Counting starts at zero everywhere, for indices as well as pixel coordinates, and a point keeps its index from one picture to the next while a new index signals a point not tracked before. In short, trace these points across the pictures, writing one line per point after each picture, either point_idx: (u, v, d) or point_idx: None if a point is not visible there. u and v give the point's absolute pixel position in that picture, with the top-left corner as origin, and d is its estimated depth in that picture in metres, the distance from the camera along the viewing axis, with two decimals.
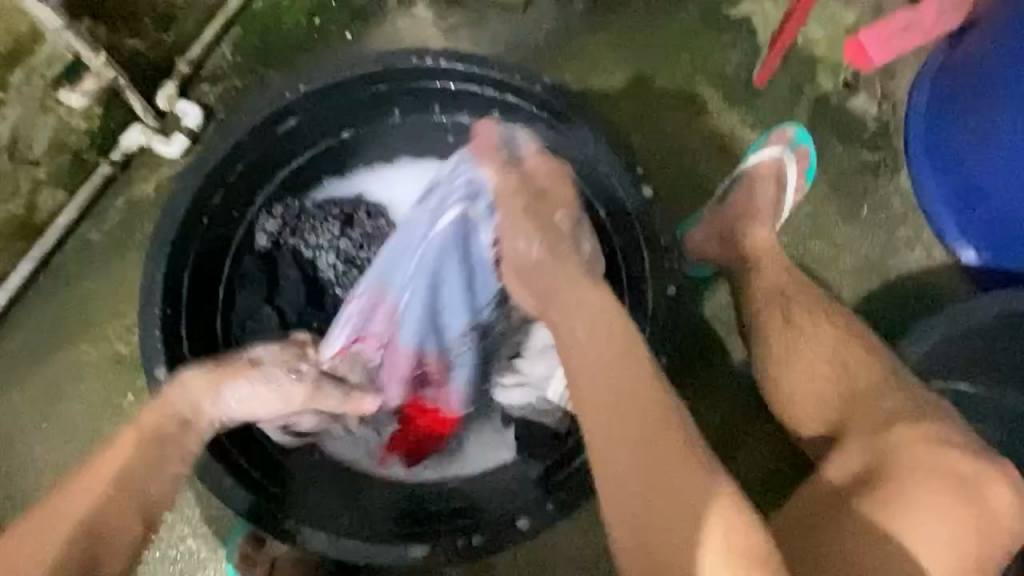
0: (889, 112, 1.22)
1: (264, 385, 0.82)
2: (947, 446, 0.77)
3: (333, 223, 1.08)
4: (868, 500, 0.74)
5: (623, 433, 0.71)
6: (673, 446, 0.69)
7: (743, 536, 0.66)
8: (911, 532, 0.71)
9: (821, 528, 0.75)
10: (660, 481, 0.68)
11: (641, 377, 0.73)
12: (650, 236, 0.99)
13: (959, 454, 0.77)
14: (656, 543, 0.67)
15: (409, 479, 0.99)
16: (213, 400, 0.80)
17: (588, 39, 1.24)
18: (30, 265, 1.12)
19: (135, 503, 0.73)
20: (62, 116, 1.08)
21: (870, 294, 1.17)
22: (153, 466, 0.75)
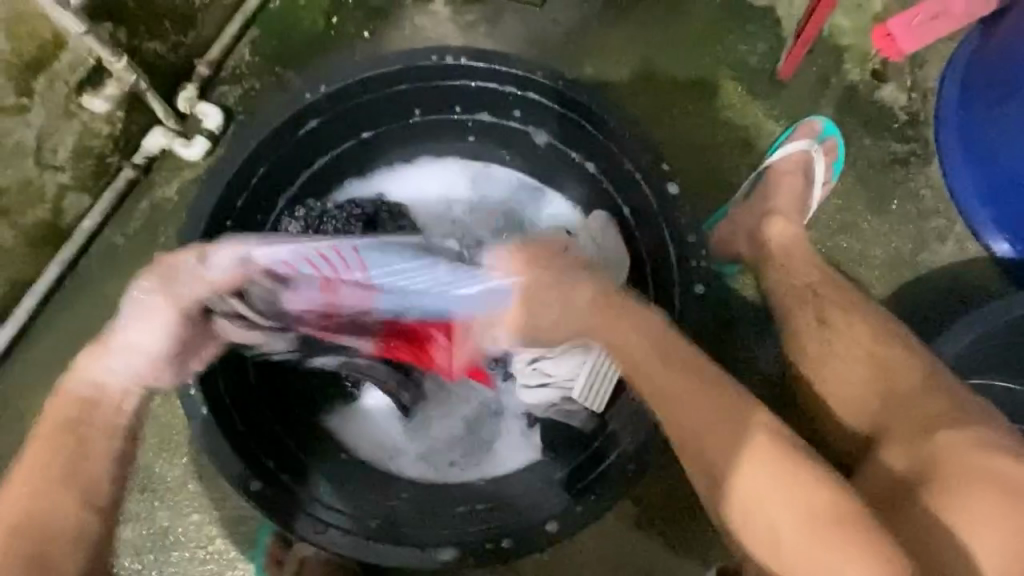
0: (918, 101, 1.19)
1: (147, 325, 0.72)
2: (995, 450, 0.75)
3: (355, 224, 1.04)
4: (920, 504, 0.74)
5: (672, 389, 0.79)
6: (701, 388, 0.78)
7: (793, 477, 0.71)
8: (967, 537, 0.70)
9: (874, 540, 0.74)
10: (712, 424, 0.76)
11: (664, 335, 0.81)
12: (678, 234, 0.96)
13: (1006, 458, 0.75)
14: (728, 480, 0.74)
15: (434, 478, 1.01)
16: (101, 369, 0.71)
17: (608, 33, 1.22)
18: (57, 270, 1.14)
19: (80, 490, 0.69)
20: (86, 120, 1.08)
21: (902, 288, 1.15)
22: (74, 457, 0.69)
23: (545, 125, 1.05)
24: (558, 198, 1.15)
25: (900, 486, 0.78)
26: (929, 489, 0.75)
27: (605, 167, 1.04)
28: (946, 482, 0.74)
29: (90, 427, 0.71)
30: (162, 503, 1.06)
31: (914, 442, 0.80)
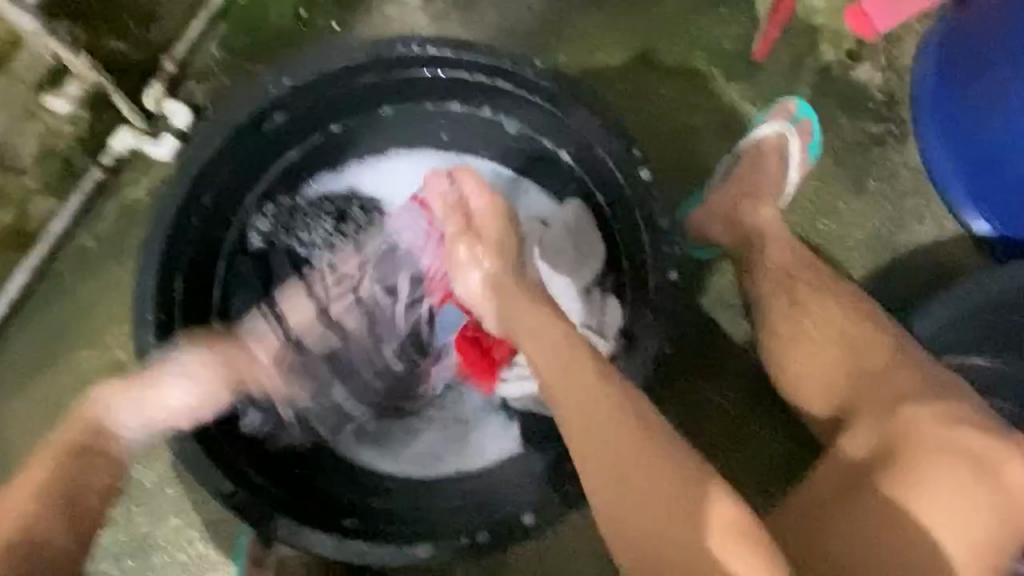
0: (894, 81, 1.18)
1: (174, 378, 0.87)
2: (962, 424, 0.77)
3: (326, 218, 1.10)
4: (880, 481, 0.74)
5: (591, 418, 0.73)
6: (603, 416, 0.73)
7: (728, 535, 0.66)
8: (936, 514, 0.71)
9: (845, 503, 0.75)
10: (624, 471, 0.70)
11: (608, 404, 0.73)
12: (648, 220, 0.96)
13: (971, 431, 0.77)
14: (634, 509, 0.69)
15: (424, 475, 1.00)
16: (113, 410, 0.86)
17: (579, 18, 1.21)
18: (26, 275, 1.11)
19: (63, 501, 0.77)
20: (48, 121, 1.06)
21: (881, 269, 1.14)
22: (83, 472, 0.81)
23: (519, 114, 1.04)
24: (533, 187, 1.12)
25: (863, 464, 0.77)
26: (895, 467, 0.75)
27: (582, 158, 1.02)
28: (917, 457, 0.74)
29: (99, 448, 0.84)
30: (141, 508, 1.04)
31: (881, 419, 0.81)
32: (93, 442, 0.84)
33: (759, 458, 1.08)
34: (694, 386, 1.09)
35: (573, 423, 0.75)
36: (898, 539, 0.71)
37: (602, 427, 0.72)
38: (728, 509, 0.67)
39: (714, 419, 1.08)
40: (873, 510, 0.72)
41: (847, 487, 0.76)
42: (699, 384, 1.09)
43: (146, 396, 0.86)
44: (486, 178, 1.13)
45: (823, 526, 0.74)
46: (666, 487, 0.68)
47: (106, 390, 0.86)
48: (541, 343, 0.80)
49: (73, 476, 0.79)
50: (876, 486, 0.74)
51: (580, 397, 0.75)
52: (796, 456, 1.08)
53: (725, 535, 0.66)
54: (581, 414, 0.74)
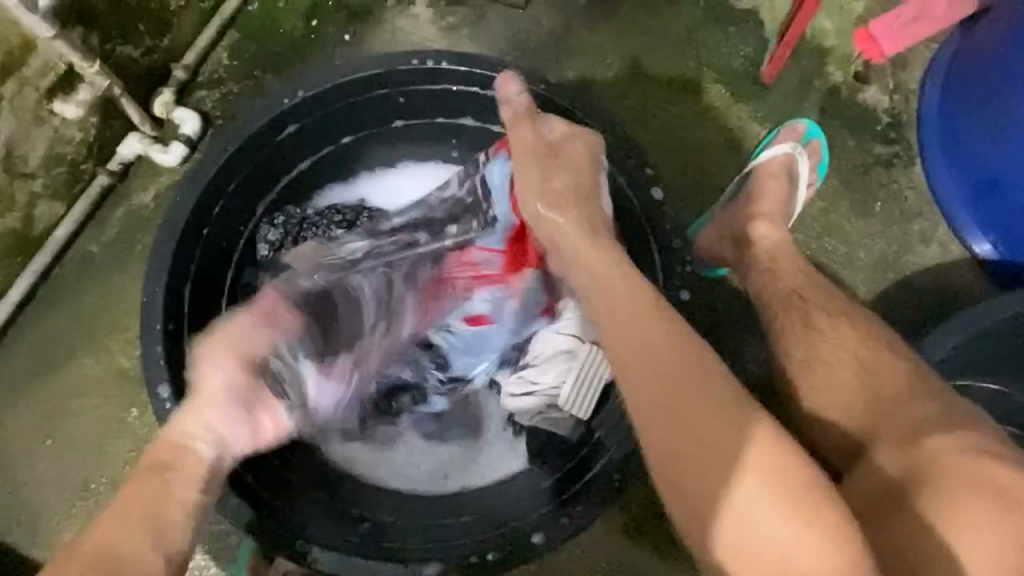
0: (901, 103, 1.19)
1: (214, 418, 0.78)
2: (991, 456, 0.76)
3: (337, 229, 1.07)
4: (907, 512, 0.75)
5: (659, 368, 0.78)
6: (660, 351, 0.79)
7: (775, 458, 0.69)
8: (967, 542, 0.70)
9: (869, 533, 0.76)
10: (687, 402, 0.75)
11: (658, 340, 0.80)
12: (661, 237, 0.97)
13: (1001, 466, 0.75)
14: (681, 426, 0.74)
15: (436, 490, 1.01)
16: (201, 437, 0.77)
17: (590, 35, 1.21)
18: (31, 279, 1.10)
19: (151, 532, 0.68)
20: (57, 127, 1.05)
21: (886, 290, 1.15)
22: (155, 509, 0.70)
23: None
24: None
25: (888, 493, 0.78)
26: (918, 496, 0.75)
27: None
28: (938, 490, 0.75)
29: (175, 474, 0.73)
30: None
31: (902, 449, 0.81)
32: (178, 472, 0.74)
33: None
34: None
35: (634, 355, 0.80)
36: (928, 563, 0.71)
37: (670, 383, 0.76)
38: (773, 464, 0.68)
39: None
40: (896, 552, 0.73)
41: (872, 516, 0.78)
42: None
43: (201, 408, 0.79)
44: None
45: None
46: (714, 413, 0.73)
47: (182, 416, 0.78)
48: (631, 302, 0.84)
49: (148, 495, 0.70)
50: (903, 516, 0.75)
51: (633, 330, 0.82)
52: None
53: (770, 487, 0.67)
54: (643, 361, 0.79)
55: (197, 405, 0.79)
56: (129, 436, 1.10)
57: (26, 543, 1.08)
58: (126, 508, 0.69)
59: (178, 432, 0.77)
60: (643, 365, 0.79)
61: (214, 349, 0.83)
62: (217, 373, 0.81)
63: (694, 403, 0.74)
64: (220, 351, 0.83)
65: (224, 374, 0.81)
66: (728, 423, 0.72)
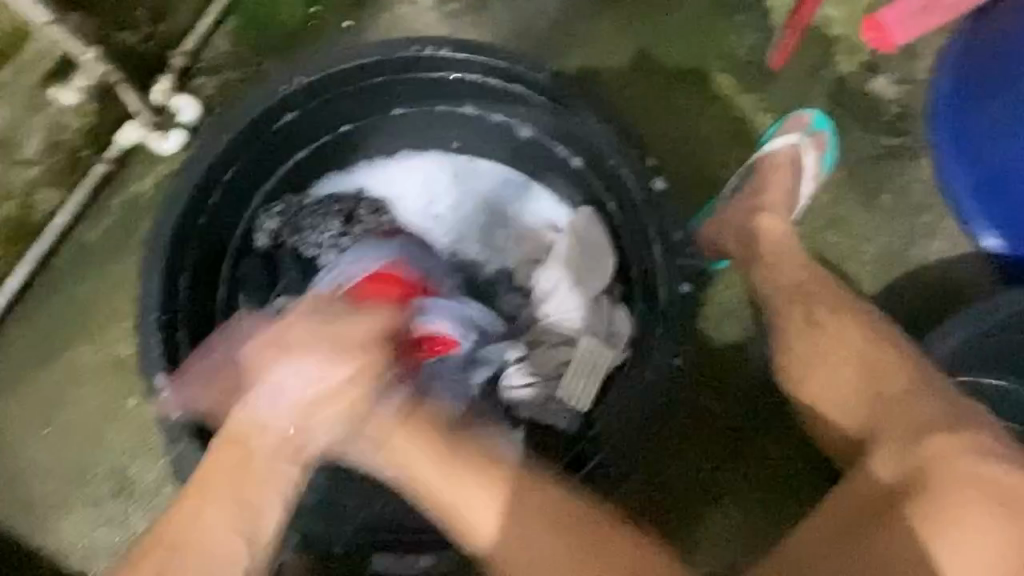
0: (910, 93, 1.17)
1: (270, 402, 0.87)
2: (991, 459, 0.76)
3: (334, 219, 1.08)
4: (905, 510, 0.74)
5: (539, 514, 0.86)
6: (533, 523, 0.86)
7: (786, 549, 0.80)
8: (954, 553, 0.71)
9: (864, 531, 0.76)
10: (564, 528, 0.85)
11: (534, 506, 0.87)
12: (661, 231, 0.95)
13: (1001, 468, 0.75)
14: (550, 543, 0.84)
15: None
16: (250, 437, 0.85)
17: (594, 23, 1.19)
18: (29, 267, 1.10)
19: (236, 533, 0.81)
20: (54, 115, 1.05)
21: (892, 284, 1.13)
22: (234, 510, 0.82)
23: (535, 119, 1.02)
24: (544, 195, 1.11)
25: (885, 492, 0.78)
26: (913, 497, 0.75)
27: (594, 166, 1.01)
28: (932, 492, 0.74)
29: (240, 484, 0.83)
30: None
31: (906, 447, 0.80)
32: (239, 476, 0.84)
33: (761, 472, 1.07)
34: (702, 400, 1.08)
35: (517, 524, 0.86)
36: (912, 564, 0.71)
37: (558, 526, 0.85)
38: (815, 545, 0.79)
39: (719, 432, 1.07)
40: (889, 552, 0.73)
41: (867, 517, 0.77)
42: (708, 399, 1.08)
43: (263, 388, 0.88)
44: (496, 183, 1.11)
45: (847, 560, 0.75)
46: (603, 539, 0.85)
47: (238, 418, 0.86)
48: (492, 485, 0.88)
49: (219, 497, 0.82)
50: (899, 514, 0.74)
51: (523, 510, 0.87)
52: (807, 473, 1.07)
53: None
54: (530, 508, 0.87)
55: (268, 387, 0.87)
56: (128, 425, 1.10)
57: (26, 531, 1.08)
58: (199, 511, 0.82)
59: (245, 419, 0.86)
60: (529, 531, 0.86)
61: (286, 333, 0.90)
62: (286, 371, 0.88)
63: (583, 532, 0.85)
64: (298, 350, 0.89)
65: (295, 376, 0.88)
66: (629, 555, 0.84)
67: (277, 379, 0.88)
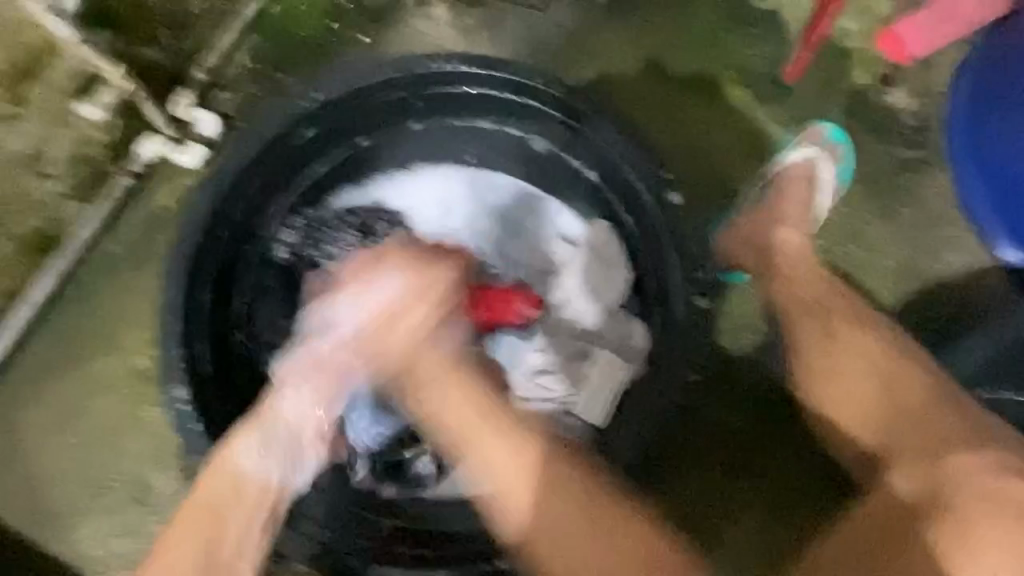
0: (927, 106, 1.16)
1: (290, 391, 0.92)
2: (1013, 476, 0.75)
3: (351, 232, 1.07)
4: (922, 527, 0.74)
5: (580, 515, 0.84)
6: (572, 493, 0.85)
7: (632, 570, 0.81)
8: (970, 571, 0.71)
9: (882, 545, 0.76)
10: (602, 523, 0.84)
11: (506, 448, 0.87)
12: (679, 242, 0.97)
13: (1023, 486, 0.74)
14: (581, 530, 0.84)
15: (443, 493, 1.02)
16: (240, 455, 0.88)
17: (610, 36, 1.20)
18: (53, 279, 1.12)
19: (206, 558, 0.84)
20: (82, 129, 1.07)
21: (912, 297, 1.12)
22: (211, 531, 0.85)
23: (550, 133, 1.03)
24: (563, 209, 1.11)
25: (901, 509, 0.78)
26: (933, 514, 0.75)
27: (609, 180, 1.01)
28: (951, 508, 0.74)
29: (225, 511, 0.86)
30: None
31: (923, 463, 0.80)
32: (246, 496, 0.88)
33: (779, 484, 1.06)
34: (715, 412, 1.08)
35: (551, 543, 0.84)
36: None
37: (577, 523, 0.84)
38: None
39: (734, 443, 1.07)
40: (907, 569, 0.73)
41: (885, 532, 0.77)
42: (721, 411, 1.08)
43: (286, 382, 0.92)
44: (511, 197, 1.12)
45: (867, 573, 0.75)
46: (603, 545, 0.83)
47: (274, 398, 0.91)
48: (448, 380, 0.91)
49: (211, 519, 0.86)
50: (918, 532, 0.74)
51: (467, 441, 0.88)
52: (824, 485, 1.06)
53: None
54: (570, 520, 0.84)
55: (288, 374, 0.92)
56: (148, 434, 1.12)
57: (47, 538, 1.10)
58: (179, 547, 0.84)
59: (239, 443, 0.88)
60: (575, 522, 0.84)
61: (293, 372, 0.92)
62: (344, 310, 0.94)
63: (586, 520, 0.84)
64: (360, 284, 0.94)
65: (295, 408, 0.91)
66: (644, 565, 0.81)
67: (294, 379, 0.92)
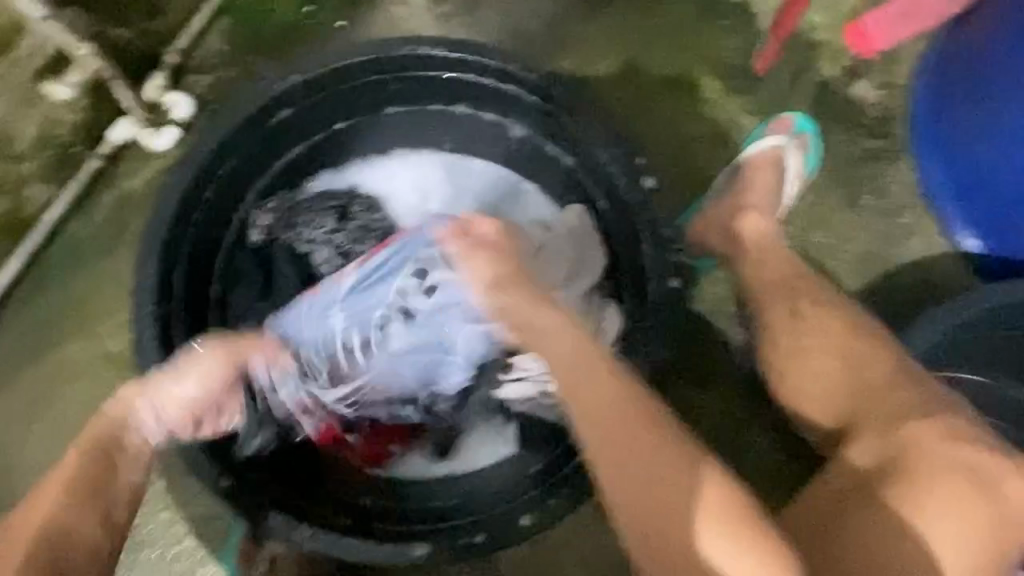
0: (890, 98, 1.20)
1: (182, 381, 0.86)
2: (966, 444, 0.80)
3: (329, 216, 1.08)
4: (884, 492, 0.77)
5: (629, 443, 0.76)
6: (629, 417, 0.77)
7: (715, 502, 0.73)
8: (935, 531, 0.73)
9: (845, 511, 0.78)
10: (648, 452, 0.76)
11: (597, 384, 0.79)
12: (652, 229, 0.97)
13: (973, 451, 0.79)
14: (631, 451, 0.76)
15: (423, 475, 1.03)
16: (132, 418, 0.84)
17: (584, 26, 1.22)
18: (18, 263, 1.10)
19: (92, 512, 0.75)
20: (50, 107, 1.07)
21: (875, 283, 1.16)
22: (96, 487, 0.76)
23: (525, 119, 1.04)
24: (535, 193, 1.13)
25: (864, 477, 0.80)
26: (895, 478, 0.78)
27: (583, 165, 1.03)
28: (916, 475, 0.77)
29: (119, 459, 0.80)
30: None
31: (886, 433, 0.83)
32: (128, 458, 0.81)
33: (748, 467, 1.09)
34: (687, 396, 1.11)
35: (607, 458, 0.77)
36: (904, 547, 0.73)
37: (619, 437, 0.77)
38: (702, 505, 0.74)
39: (705, 427, 1.10)
40: (880, 530, 0.74)
41: (850, 499, 0.79)
42: (692, 395, 1.10)
43: (168, 376, 0.86)
44: (486, 182, 1.14)
45: (841, 539, 0.76)
46: (656, 457, 0.76)
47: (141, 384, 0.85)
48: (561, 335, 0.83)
49: (93, 474, 0.77)
50: (881, 497, 0.77)
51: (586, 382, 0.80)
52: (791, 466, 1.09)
53: (715, 518, 0.73)
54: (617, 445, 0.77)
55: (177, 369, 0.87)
56: None
57: None
58: (57, 492, 0.75)
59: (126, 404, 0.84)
60: (625, 448, 0.77)
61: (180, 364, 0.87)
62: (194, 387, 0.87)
63: (638, 444, 0.76)
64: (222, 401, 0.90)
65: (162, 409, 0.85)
66: (679, 474, 0.75)
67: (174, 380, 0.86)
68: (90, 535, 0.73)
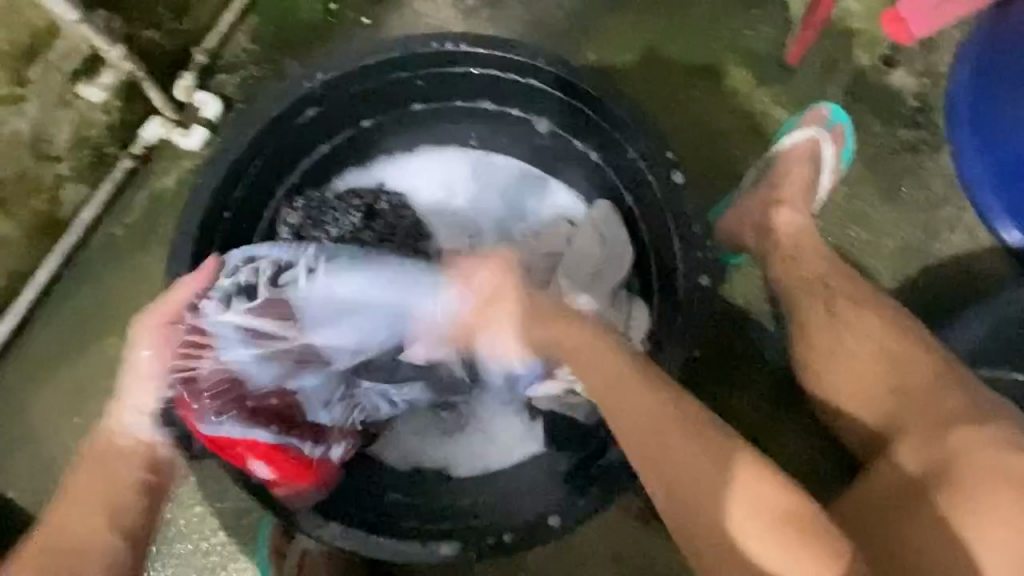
0: (929, 87, 1.16)
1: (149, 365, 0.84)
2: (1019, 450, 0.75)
3: (355, 212, 1.04)
4: (938, 503, 0.75)
5: (666, 445, 0.71)
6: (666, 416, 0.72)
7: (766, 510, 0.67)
8: (986, 544, 0.70)
9: (896, 521, 0.77)
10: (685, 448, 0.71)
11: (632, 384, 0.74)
12: (680, 224, 0.95)
13: None
14: (666, 448, 0.71)
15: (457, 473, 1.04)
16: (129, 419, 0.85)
17: (611, 17, 1.20)
18: (55, 262, 1.12)
19: (105, 515, 0.80)
20: (84, 110, 1.07)
21: (912, 278, 1.13)
22: (103, 493, 0.81)
23: (551, 113, 1.03)
24: (561, 188, 1.13)
25: (909, 487, 0.79)
26: (945, 487, 0.75)
27: (612, 160, 1.02)
28: (965, 484, 0.74)
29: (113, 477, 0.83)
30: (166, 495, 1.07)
31: (933, 439, 0.81)
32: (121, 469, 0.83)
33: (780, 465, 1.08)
34: (719, 393, 1.09)
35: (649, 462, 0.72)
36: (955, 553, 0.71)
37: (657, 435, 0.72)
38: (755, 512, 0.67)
39: (737, 424, 1.08)
40: (927, 541, 0.73)
41: (898, 508, 0.78)
42: (723, 392, 1.09)
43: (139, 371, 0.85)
44: (511, 178, 1.14)
45: (886, 548, 0.76)
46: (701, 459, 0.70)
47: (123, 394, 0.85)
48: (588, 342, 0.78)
49: (94, 485, 0.81)
50: (934, 509, 0.75)
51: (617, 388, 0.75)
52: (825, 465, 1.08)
53: (765, 515, 0.66)
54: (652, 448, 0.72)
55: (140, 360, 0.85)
56: None
57: None
58: (76, 499, 0.81)
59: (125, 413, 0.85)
60: (662, 448, 0.71)
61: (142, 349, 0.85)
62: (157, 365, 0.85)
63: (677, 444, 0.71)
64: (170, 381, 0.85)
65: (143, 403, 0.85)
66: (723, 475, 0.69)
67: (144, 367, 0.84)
68: (104, 542, 0.78)
